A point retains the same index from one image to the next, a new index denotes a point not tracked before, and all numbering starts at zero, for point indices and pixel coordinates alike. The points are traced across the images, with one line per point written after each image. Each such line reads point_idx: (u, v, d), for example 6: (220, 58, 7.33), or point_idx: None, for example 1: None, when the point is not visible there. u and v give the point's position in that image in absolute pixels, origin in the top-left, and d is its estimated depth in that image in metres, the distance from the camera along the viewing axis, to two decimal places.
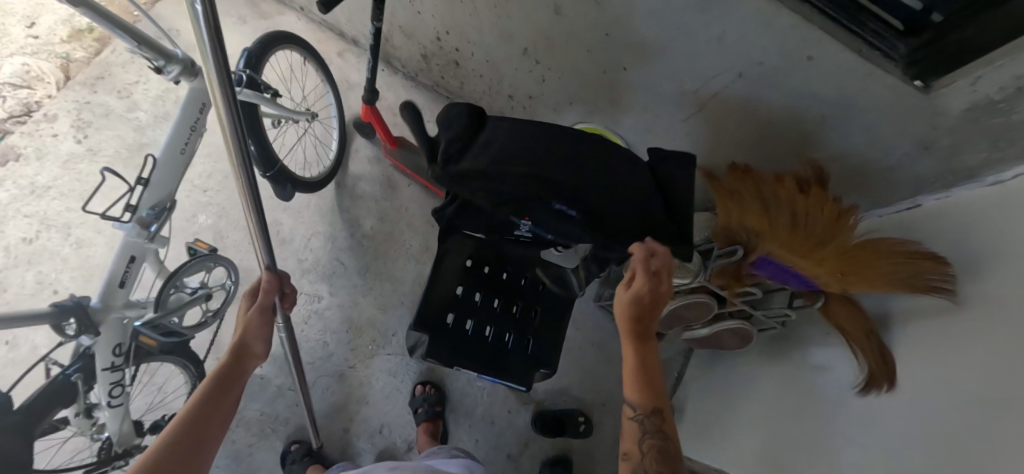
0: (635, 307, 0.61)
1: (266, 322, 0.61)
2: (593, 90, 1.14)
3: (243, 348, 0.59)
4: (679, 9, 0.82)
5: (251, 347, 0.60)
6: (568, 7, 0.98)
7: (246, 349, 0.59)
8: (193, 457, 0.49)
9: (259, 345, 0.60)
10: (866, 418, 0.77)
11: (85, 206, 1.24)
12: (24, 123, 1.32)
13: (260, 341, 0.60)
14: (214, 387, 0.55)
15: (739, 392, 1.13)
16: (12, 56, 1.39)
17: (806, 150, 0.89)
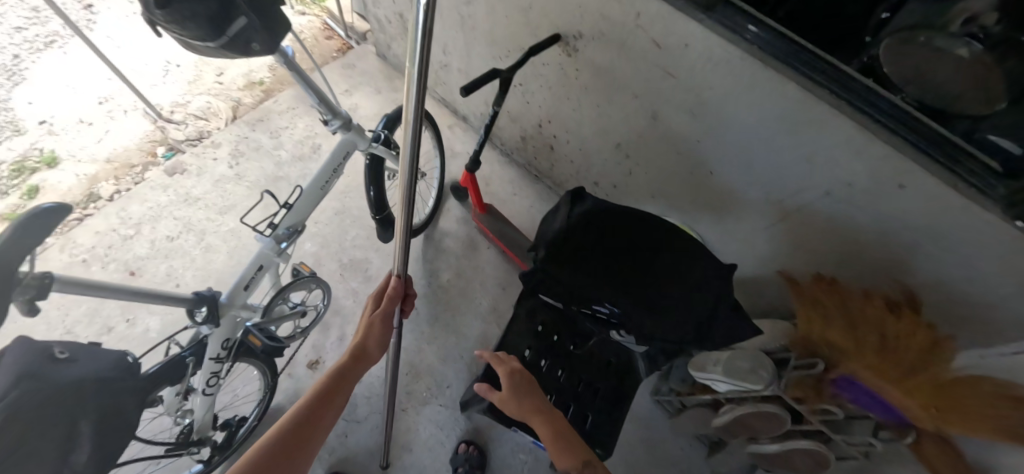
0: (515, 403, 0.83)
1: (383, 327, 0.81)
2: (677, 188, 1.22)
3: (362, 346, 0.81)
4: (773, 127, 0.91)
5: (370, 345, 0.81)
6: (666, 114, 1.10)
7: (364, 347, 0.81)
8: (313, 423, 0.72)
9: (374, 344, 0.81)
10: None
11: (242, 218, 1.47)
12: (195, 145, 1.62)
13: (375, 342, 0.81)
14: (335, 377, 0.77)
15: None
16: (201, 95, 1.75)
17: (898, 275, 0.89)
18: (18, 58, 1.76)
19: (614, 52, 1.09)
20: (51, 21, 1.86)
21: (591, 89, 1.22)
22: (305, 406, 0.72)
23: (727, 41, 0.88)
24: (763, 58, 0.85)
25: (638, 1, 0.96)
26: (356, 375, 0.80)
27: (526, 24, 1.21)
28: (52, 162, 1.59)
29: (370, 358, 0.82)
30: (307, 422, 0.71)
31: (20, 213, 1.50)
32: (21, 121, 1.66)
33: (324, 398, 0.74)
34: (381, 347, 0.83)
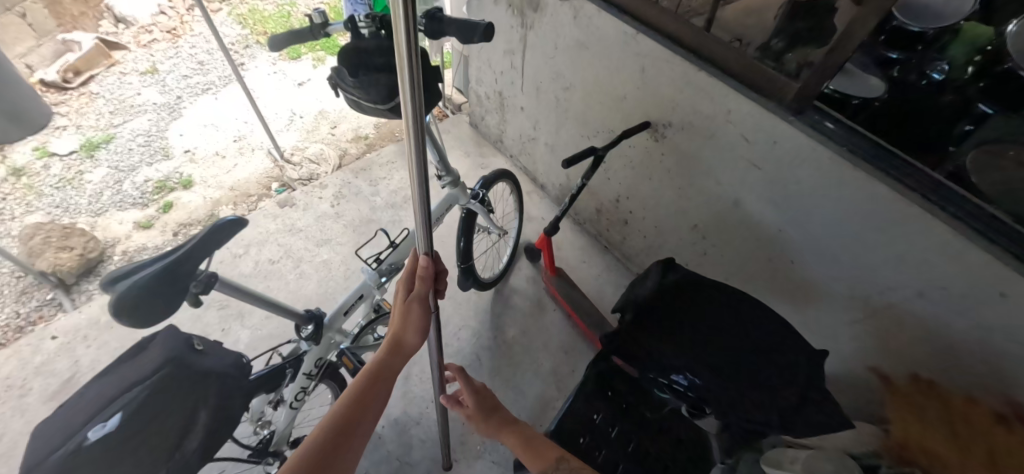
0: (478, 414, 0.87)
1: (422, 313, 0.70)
2: (755, 272, 1.24)
3: (401, 335, 0.70)
4: (861, 224, 0.95)
5: (407, 334, 0.70)
6: (747, 201, 1.16)
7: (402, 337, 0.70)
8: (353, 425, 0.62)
9: (410, 333, 0.70)
10: None
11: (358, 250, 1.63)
12: (306, 185, 1.84)
13: (413, 330, 0.70)
14: (373, 373, 0.67)
15: None
16: (316, 143, 2.02)
17: (1006, 391, 0.84)
18: (180, 99, 2.12)
19: (701, 142, 1.18)
20: (211, 73, 2.25)
21: (673, 172, 1.31)
22: (342, 406, 0.63)
23: (817, 141, 0.95)
24: (852, 160, 0.91)
25: (730, 101, 1.07)
26: (395, 367, 0.70)
27: (618, 111, 1.35)
28: (187, 184, 1.85)
29: (408, 349, 0.71)
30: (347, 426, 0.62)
31: (153, 223, 1.73)
32: (171, 148, 1.96)
33: (361, 399, 0.65)
34: (419, 336, 0.71)
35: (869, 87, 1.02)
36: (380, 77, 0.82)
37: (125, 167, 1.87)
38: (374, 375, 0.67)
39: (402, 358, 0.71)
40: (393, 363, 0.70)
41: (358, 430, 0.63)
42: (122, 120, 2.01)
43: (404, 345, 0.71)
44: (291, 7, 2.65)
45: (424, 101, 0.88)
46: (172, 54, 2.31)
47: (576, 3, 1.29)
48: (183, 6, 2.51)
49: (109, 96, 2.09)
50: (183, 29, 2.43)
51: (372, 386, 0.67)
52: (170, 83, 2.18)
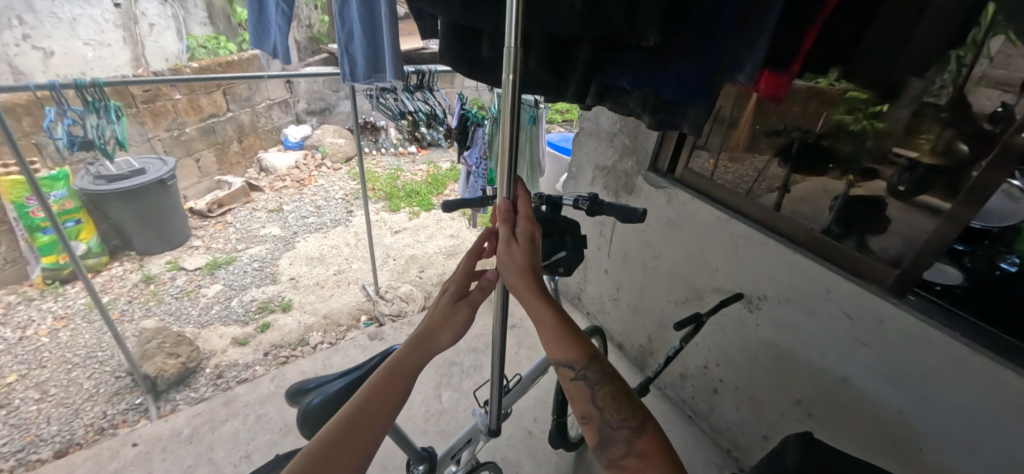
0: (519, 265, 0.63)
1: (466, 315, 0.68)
2: (878, 456, 1.15)
3: (430, 333, 0.67)
4: (999, 411, 0.92)
5: (440, 335, 0.67)
6: (856, 378, 1.15)
7: (431, 335, 0.67)
8: (365, 422, 0.58)
9: (444, 333, 0.67)
10: None
11: (446, 391, 1.61)
12: (393, 320, 1.93)
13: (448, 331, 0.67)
14: (391, 370, 0.63)
15: None
16: (407, 283, 2.19)
17: None
18: (295, 234, 2.49)
19: (799, 315, 1.24)
20: (325, 217, 2.66)
21: (769, 343, 1.33)
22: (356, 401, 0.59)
23: (928, 324, 0.99)
24: (970, 343, 0.94)
25: (829, 279, 1.15)
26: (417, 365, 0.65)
27: (710, 281, 1.46)
28: (286, 307, 2.01)
29: (437, 349, 0.67)
30: (357, 424, 0.57)
31: (248, 340, 1.83)
32: (279, 274, 2.21)
33: (374, 395, 0.60)
34: (451, 339, 0.68)
35: (946, 272, 1.08)
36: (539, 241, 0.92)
37: (237, 286, 2.11)
38: (394, 369, 0.63)
39: (427, 358, 0.66)
40: (416, 360, 0.65)
41: (370, 429, 0.58)
42: (245, 247, 2.38)
43: (434, 344, 0.66)
44: (398, 172, 3.18)
45: (571, 261, 0.97)
46: (296, 198, 2.83)
47: (669, 191, 1.54)
48: (313, 163, 3.19)
49: (238, 226, 2.54)
50: (310, 180, 3.04)
51: (391, 381, 0.62)
52: (291, 221, 2.60)
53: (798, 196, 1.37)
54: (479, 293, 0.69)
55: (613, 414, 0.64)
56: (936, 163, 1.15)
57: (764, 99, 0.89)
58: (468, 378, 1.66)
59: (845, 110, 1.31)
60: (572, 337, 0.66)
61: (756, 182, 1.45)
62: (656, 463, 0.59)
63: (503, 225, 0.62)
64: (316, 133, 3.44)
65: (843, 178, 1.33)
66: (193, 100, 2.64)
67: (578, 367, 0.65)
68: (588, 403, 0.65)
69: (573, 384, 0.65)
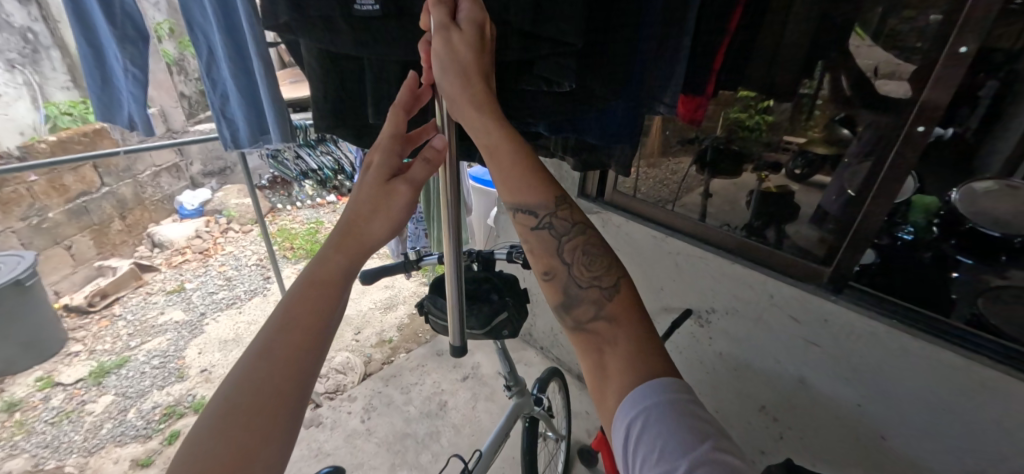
0: (462, 63, 0.52)
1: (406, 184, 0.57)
2: (846, 452, 1.14)
3: (353, 224, 0.55)
4: (949, 393, 0.93)
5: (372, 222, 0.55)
6: (813, 379, 1.15)
7: (356, 225, 0.55)
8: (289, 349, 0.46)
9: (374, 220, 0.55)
10: None
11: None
12: (332, 398, 1.70)
13: (378, 215, 0.56)
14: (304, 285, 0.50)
15: None
16: (341, 351, 1.99)
17: None
18: (202, 316, 2.19)
19: (747, 325, 1.24)
20: (237, 289, 2.37)
21: (724, 355, 1.33)
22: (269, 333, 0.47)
23: (867, 317, 1.00)
24: (909, 329, 0.96)
25: (770, 285, 1.15)
26: (345, 268, 0.53)
27: (659, 301, 1.44)
28: (199, 407, 1.72)
29: (371, 242, 0.55)
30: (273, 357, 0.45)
31: (152, 459, 1.51)
32: (187, 367, 1.91)
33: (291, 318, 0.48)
34: (388, 228, 0.57)
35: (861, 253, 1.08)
36: (479, 306, 0.83)
37: (133, 393, 1.79)
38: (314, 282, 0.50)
39: (359, 257, 0.55)
40: (340, 261, 0.53)
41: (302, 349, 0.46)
42: (140, 341, 2.04)
43: (366, 236, 0.55)
44: (317, 225, 2.94)
45: (515, 321, 0.87)
46: (201, 273, 2.51)
47: (603, 215, 1.51)
48: (218, 229, 2.87)
49: (130, 317, 2.19)
50: (215, 249, 2.72)
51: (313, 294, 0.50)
52: (196, 300, 2.29)
53: (719, 197, 1.37)
54: (422, 167, 0.56)
55: (583, 272, 0.58)
56: (827, 152, 1.16)
57: (683, 122, 0.87)
58: (425, 450, 1.50)
59: (738, 109, 1.25)
60: (535, 176, 0.58)
61: (679, 190, 1.43)
62: (628, 328, 0.53)
63: (439, 16, 0.51)
64: (217, 196, 3.13)
65: (753, 172, 1.32)
66: (55, 179, 2.29)
67: (540, 212, 0.58)
68: (552, 254, 0.59)
69: (535, 233, 0.59)
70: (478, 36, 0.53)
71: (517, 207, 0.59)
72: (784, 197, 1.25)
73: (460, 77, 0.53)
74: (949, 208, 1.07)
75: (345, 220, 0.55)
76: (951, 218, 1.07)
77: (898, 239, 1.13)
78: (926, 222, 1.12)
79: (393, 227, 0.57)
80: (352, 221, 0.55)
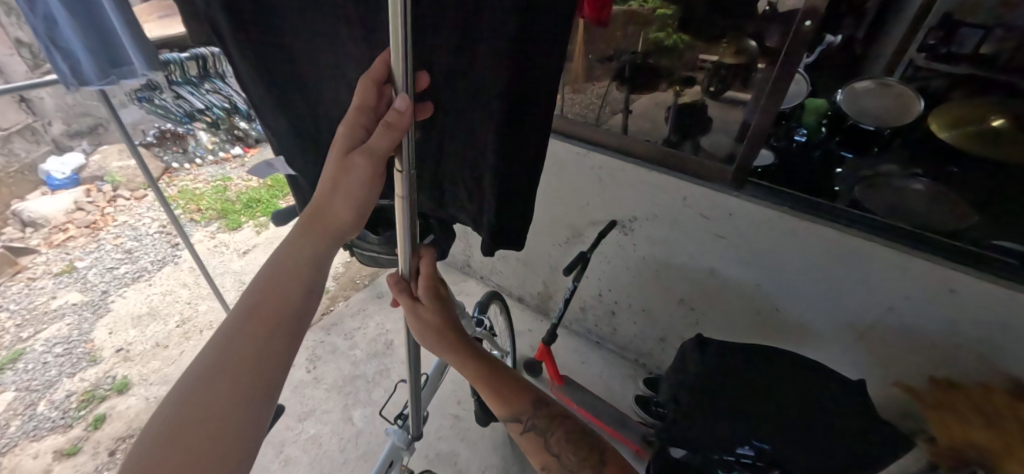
0: (431, 324, 0.67)
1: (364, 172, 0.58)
2: (748, 323, 1.34)
3: (319, 212, 0.60)
4: (828, 263, 1.09)
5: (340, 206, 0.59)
6: (721, 268, 1.29)
7: (320, 215, 0.60)
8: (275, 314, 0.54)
9: (343, 202, 0.59)
10: None
11: (359, 411, 1.46)
12: None
13: (343, 202, 0.59)
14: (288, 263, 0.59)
15: None
16: None
17: (996, 364, 0.98)
18: (106, 294, 1.97)
19: (666, 228, 1.33)
20: (141, 260, 2.14)
21: (647, 258, 1.43)
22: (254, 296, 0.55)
23: (765, 205, 1.12)
24: (796, 213, 1.08)
25: (683, 188, 1.23)
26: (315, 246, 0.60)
27: (587, 216, 1.50)
28: (122, 387, 1.61)
29: (337, 219, 0.60)
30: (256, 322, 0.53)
31: (80, 447, 1.44)
32: (99, 350, 1.74)
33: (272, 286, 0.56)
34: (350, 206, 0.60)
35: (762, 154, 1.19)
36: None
37: (39, 385, 1.62)
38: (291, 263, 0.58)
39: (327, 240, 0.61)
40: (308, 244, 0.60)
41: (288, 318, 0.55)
42: (33, 331, 1.81)
43: (334, 219, 0.60)
44: (224, 182, 2.65)
45: None
46: (93, 249, 2.22)
47: None
48: (103, 198, 2.52)
49: (15, 306, 1.93)
50: (105, 220, 2.40)
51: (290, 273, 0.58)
52: (94, 279, 2.04)
53: (638, 116, 1.35)
54: (382, 133, 0.51)
55: (571, 458, 0.68)
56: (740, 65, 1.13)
57: (592, 24, 0.85)
58: (377, 387, 1.53)
59: (658, 29, 1.17)
60: (513, 392, 0.72)
61: (602, 113, 1.37)
62: None
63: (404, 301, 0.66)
64: (93, 160, 2.70)
65: (669, 89, 1.26)
66: None
67: (526, 417, 0.70)
68: (544, 451, 0.69)
69: (524, 436, 0.70)
70: (439, 298, 0.69)
71: (509, 417, 0.71)
72: (698, 113, 1.23)
73: (433, 333, 0.67)
74: (836, 109, 1.19)
75: (314, 201, 0.60)
76: (840, 117, 1.17)
77: (793, 140, 1.23)
78: (817, 123, 1.21)
79: (358, 209, 0.61)
80: (319, 205, 0.60)
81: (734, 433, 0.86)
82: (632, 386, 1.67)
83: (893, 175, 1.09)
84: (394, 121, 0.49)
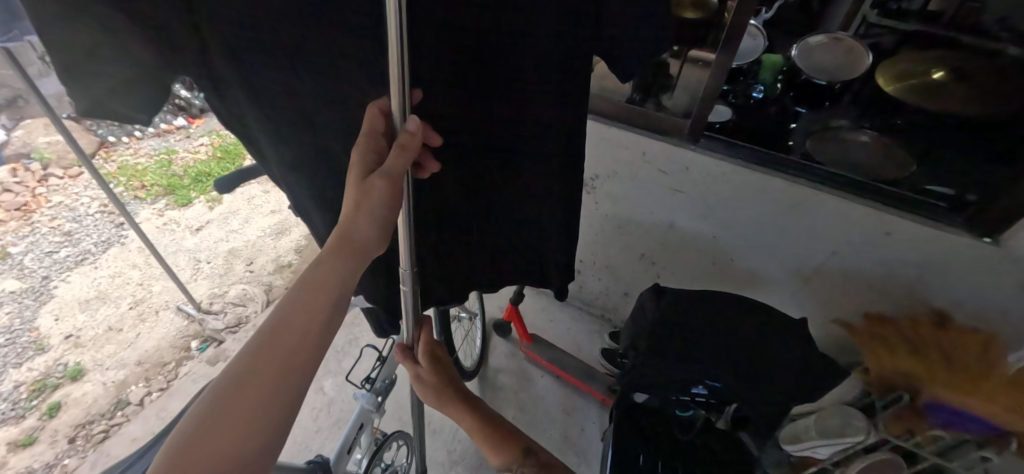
0: (433, 385, 0.80)
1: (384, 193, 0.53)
2: (705, 274, 1.40)
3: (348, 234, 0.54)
4: (777, 213, 1.14)
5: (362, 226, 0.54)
6: (679, 222, 1.33)
7: (349, 236, 0.53)
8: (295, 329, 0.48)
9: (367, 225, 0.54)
10: None
11: (330, 382, 1.45)
12: (237, 331, 1.70)
13: (369, 222, 0.54)
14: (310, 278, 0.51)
15: None
16: (236, 285, 1.87)
17: (924, 300, 1.07)
18: (46, 280, 1.82)
19: (627, 185, 1.35)
20: (82, 241, 1.99)
21: (609, 215, 1.46)
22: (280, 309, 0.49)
23: (719, 159, 1.14)
24: (749, 166, 1.12)
25: (643, 144, 1.23)
26: (343, 268, 0.53)
27: None
28: (76, 373, 1.55)
29: (365, 244, 0.55)
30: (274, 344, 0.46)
31: (35, 437, 1.39)
32: (46, 337, 1.64)
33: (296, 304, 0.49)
34: (377, 220, 0.55)
35: (718, 110, 1.20)
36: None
37: None
38: (314, 282, 0.51)
39: (357, 261, 0.54)
40: (338, 263, 0.53)
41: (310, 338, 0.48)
42: None
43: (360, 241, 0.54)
44: (169, 155, 2.45)
45: None
46: (26, 233, 2.01)
47: None
48: (32, 177, 2.24)
49: None
50: (37, 201, 2.15)
51: (314, 292, 0.50)
52: (30, 265, 1.85)
53: None
54: (397, 157, 0.51)
55: None
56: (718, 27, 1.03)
57: None
58: (346, 356, 1.53)
59: None
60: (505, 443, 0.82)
61: None
62: None
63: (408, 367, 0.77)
64: None
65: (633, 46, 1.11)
66: None
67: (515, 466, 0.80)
68: None
69: None
70: (435, 360, 0.81)
71: (502, 465, 0.81)
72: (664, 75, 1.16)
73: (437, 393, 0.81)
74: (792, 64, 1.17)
75: (336, 223, 0.54)
76: (794, 73, 1.16)
77: (750, 98, 1.21)
78: (773, 79, 1.19)
79: (380, 228, 0.56)
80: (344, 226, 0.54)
81: (691, 374, 0.94)
82: (597, 339, 1.74)
83: (841, 127, 1.14)
84: (406, 142, 0.50)
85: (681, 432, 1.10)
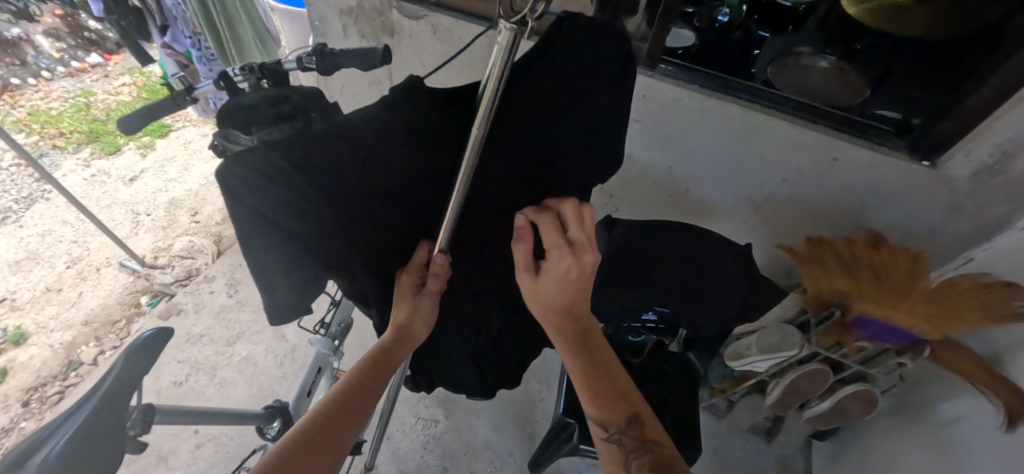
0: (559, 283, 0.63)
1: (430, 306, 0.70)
2: (662, 206, 1.41)
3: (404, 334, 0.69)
4: (732, 142, 1.13)
5: (416, 326, 0.70)
6: (637, 153, 1.30)
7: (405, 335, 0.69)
8: (358, 396, 0.62)
9: (419, 324, 0.70)
10: (969, 450, 0.88)
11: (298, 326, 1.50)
12: (186, 285, 1.62)
13: (422, 322, 0.70)
14: (373, 360, 0.67)
15: (868, 459, 1.16)
16: (181, 237, 1.77)
17: (863, 223, 1.12)
18: None
19: None
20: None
21: None
22: (348, 381, 0.63)
23: (676, 85, 1.09)
24: (708, 93, 1.07)
25: None
26: (396, 357, 0.69)
27: None
28: (17, 338, 1.48)
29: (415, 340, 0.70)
30: (341, 405, 0.60)
31: None
32: None
33: (362, 379, 0.64)
34: (426, 328, 0.71)
35: (680, 35, 1.06)
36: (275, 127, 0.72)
37: None
38: (379, 361, 0.67)
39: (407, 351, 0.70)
40: (395, 353, 0.69)
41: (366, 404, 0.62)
42: None
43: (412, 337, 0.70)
44: (86, 98, 2.22)
45: None
46: None
47: (432, 19, 1.24)
48: None
49: None
50: None
51: (377, 374, 0.66)
52: None
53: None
54: (435, 281, 0.68)
55: None
56: None
57: None
58: None
59: None
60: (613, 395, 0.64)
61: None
62: None
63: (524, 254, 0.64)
64: None
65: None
66: None
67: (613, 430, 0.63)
68: None
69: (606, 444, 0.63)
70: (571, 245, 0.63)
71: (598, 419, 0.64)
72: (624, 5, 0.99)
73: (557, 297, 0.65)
74: None
75: (396, 323, 0.69)
76: None
77: (715, 23, 1.04)
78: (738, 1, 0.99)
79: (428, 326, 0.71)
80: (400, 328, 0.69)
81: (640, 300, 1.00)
82: None
83: (804, 52, 1.00)
84: (438, 271, 0.67)
85: (631, 355, 1.18)
